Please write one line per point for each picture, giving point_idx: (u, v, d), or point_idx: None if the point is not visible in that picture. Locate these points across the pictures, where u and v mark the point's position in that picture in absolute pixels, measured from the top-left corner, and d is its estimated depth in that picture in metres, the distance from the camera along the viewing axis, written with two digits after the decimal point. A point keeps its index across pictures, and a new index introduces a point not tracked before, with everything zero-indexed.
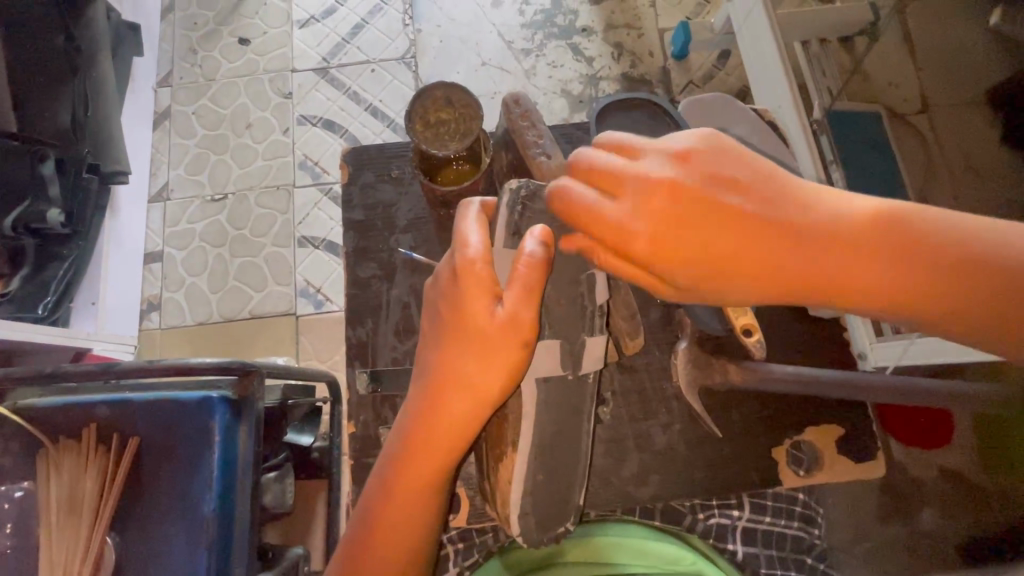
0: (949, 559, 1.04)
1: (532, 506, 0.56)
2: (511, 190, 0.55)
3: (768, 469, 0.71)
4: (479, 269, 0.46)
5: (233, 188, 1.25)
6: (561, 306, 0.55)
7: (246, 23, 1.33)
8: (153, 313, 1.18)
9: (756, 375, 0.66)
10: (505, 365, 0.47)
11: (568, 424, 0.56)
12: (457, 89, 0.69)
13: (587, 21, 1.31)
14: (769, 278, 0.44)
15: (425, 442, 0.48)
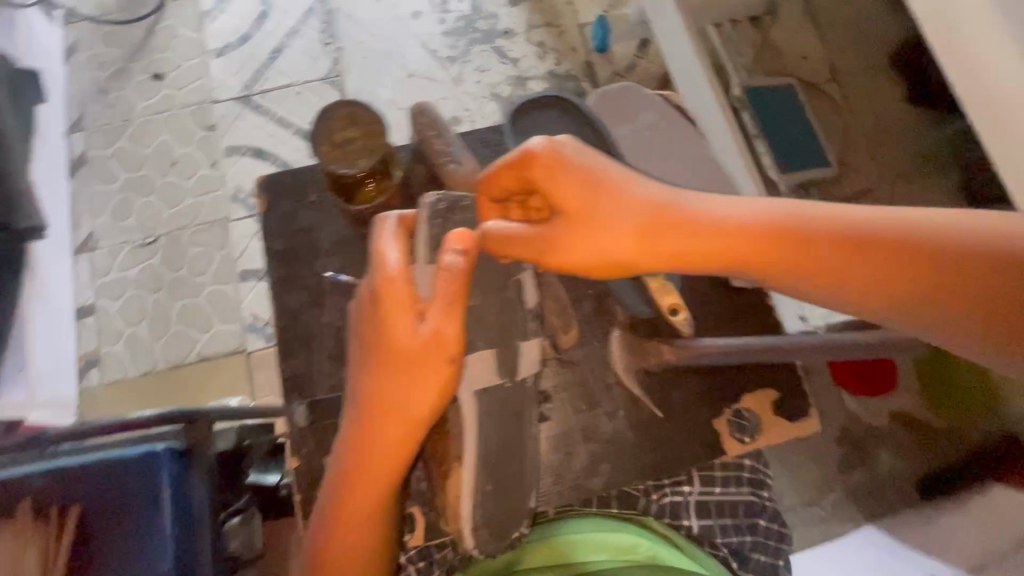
0: (909, 496, 1.09)
1: (483, 519, 0.55)
2: (427, 204, 0.56)
3: (709, 441, 0.63)
4: (398, 290, 0.47)
5: (164, 230, 1.20)
6: (491, 314, 0.57)
7: (159, 58, 1.28)
8: (91, 371, 1.12)
9: (689, 353, 0.61)
10: (435, 382, 0.48)
11: (513, 431, 0.56)
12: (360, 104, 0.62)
13: (508, 23, 1.32)
14: (660, 237, 0.52)
15: (366, 466, 0.49)
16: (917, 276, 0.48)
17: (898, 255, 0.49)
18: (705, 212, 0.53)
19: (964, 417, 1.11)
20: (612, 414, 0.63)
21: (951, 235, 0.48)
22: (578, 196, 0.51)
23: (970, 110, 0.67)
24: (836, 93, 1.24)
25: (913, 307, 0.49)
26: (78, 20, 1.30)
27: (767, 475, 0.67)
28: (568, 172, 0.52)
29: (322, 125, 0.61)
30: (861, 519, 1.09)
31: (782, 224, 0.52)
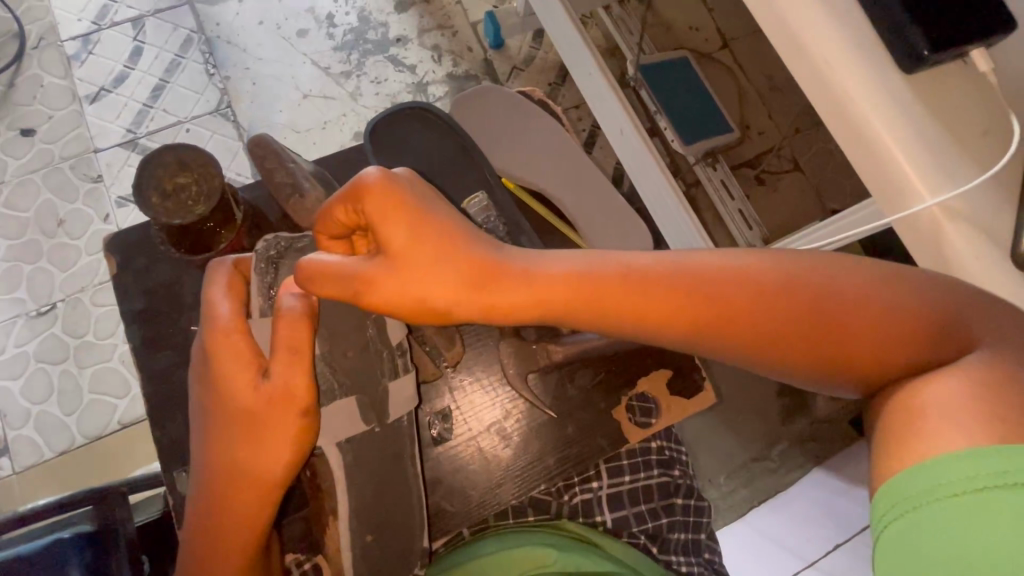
0: (847, 435, 1.15)
1: (367, 566, 0.54)
2: (260, 250, 0.55)
3: (614, 434, 0.62)
4: (238, 343, 0.48)
5: (61, 294, 1.11)
6: (349, 355, 0.54)
7: (26, 112, 1.19)
8: (1, 458, 1.03)
9: (577, 349, 0.60)
10: (285, 438, 0.47)
11: (390, 472, 0.54)
12: (192, 149, 0.61)
13: (399, 30, 1.29)
14: (479, 301, 0.45)
15: (223, 525, 0.48)
16: (750, 307, 0.43)
17: (731, 287, 0.44)
18: (536, 263, 0.46)
19: None
20: (501, 432, 0.61)
21: (780, 269, 0.44)
22: (400, 238, 0.44)
23: (768, 35, 0.44)
24: (729, 60, 1.28)
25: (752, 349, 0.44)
26: None
27: (677, 452, 0.67)
28: (399, 212, 0.44)
29: (155, 178, 0.60)
30: (808, 464, 1.13)
31: (614, 263, 0.46)
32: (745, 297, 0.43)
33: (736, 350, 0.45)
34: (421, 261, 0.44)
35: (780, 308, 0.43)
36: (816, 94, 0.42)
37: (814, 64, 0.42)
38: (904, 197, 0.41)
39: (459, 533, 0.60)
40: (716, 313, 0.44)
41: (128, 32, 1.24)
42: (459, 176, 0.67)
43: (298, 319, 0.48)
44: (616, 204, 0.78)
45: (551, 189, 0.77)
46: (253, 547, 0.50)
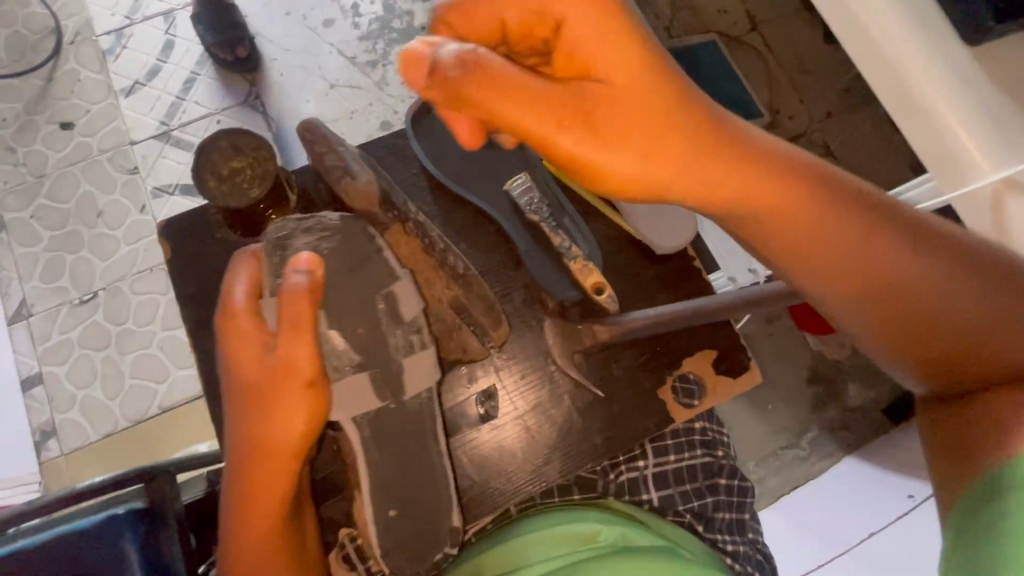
0: (881, 423, 1.14)
1: (394, 542, 0.54)
2: (268, 235, 0.54)
3: (659, 414, 0.62)
4: (246, 325, 0.51)
5: (102, 283, 1.14)
6: (359, 331, 0.54)
7: (64, 106, 1.22)
8: (50, 441, 1.07)
9: (620, 328, 0.60)
10: (297, 407, 0.49)
11: (413, 448, 0.55)
12: (242, 132, 0.59)
13: (424, 19, 1.29)
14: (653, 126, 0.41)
15: (254, 497, 0.51)
16: (848, 237, 0.44)
17: (831, 203, 0.44)
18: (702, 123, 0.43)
19: None
20: (545, 410, 0.61)
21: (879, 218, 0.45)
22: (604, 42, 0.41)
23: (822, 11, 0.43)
24: (758, 43, 1.25)
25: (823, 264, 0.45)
26: None
27: (718, 433, 0.67)
28: (614, 43, 0.40)
29: (212, 162, 0.58)
30: (840, 452, 1.12)
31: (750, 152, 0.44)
32: (848, 225, 0.44)
33: (827, 281, 0.45)
34: (592, 100, 0.40)
35: (866, 238, 0.44)
36: (873, 68, 0.42)
37: (869, 39, 0.41)
38: (964, 171, 0.40)
39: (506, 510, 0.61)
40: (808, 228, 0.44)
41: (161, 26, 1.26)
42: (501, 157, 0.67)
43: (295, 295, 0.49)
44: None
45: None
46: (280, 518, 0.52)
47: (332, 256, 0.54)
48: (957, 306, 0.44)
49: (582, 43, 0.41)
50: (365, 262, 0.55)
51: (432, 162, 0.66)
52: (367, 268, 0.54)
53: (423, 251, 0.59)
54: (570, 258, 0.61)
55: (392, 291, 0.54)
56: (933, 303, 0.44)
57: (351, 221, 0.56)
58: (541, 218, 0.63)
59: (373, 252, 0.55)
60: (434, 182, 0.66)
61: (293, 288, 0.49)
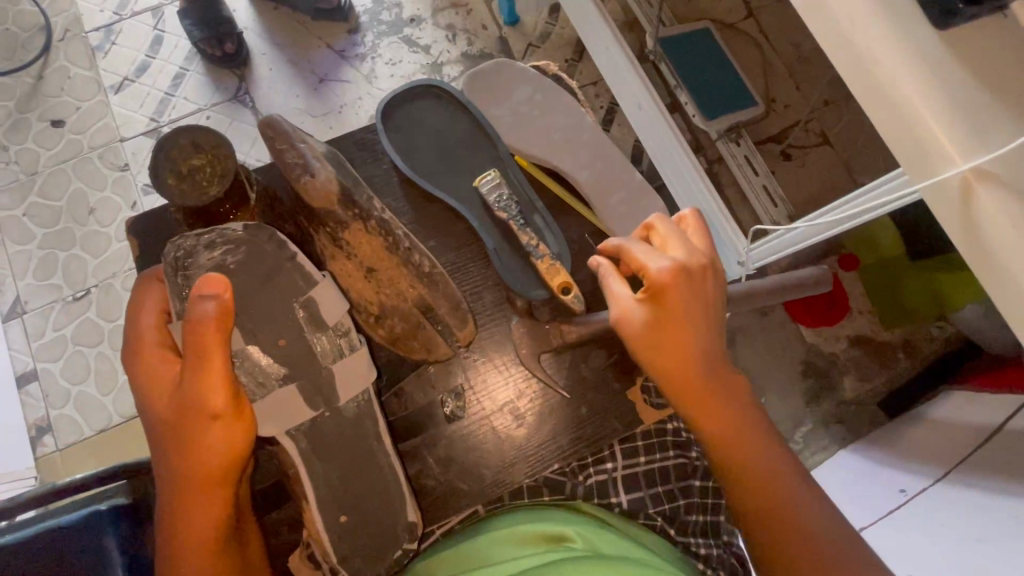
0: (875, 415, 1.13)
1: (349, 548, 0.56)
2: (167, 256, 0.53)
3: (626, 412, 0.63)
4: (157, 360, 0.52)
5: (95, 280, 1.15)
6: (283, 343, 0.56)
7: (55, 103, 1.22)
8: (46, 436, 1.08)
9: (589, 328, 0.59)
10: (217, 437, 0.50)
11: (360, 453, 0.57)
12: (202, 129, 0.58)
13: (413, 10, 1.27)
14: (654, 351, 0.52)
15: (185, 534, 0.50)
16: (772, 476, 0.52)
17: (785, 471, 0.52)
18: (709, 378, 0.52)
19: (915, 331, 1.15)
20: (514, 410, 0.62)
21: (823, 516, 0.50)
22: (677, 302, 0.51)
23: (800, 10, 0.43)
24: (754, 30, 1.22)
25: (752, 496, 0.51)
26: None
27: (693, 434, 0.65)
28: (680, 312, 0.51)
29: (170, 160, 0.58)
30: (834, 445, 1.12)
31: (753, 419, 0.53)
32: (774, 448, 0.53)
33: (743, 504, 0.52)
34: (651, 327, 0.52)
35: (796, 504, 0.51)
36: (845, 61, 0.41)
37: (840, 31, 0.40)
38: (934, 163, 0.38)
39: (474, 511, 0.61)
40: (756, 457, 0.52)
41: (149, 21, 1.26)
42: (471, 157, 0.66)
43: (196, 329, 0.47)
44: (634, 181, 0.70)
45: (568, 168, 0.68)
46: (219, 550, 0.51)
47: (242, 271, 0.54)
48: (847, 547, 0.48)
49: (666, 295, 0.51)
50: (278, 272, 0.55)
51: (401, 160, 0.64)
52: (280, 278, 0.55)
53: (387, 251, 0.59)
54: (537, 257, 0.59)
55: (312, 297, 0.56)
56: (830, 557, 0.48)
57: (257, 229, 0.55)
58: (510, 216, 0.60)
59: (286, 260, 0.56)
60: (406, 178, 0.65)
61: (193, 325, 0.47)
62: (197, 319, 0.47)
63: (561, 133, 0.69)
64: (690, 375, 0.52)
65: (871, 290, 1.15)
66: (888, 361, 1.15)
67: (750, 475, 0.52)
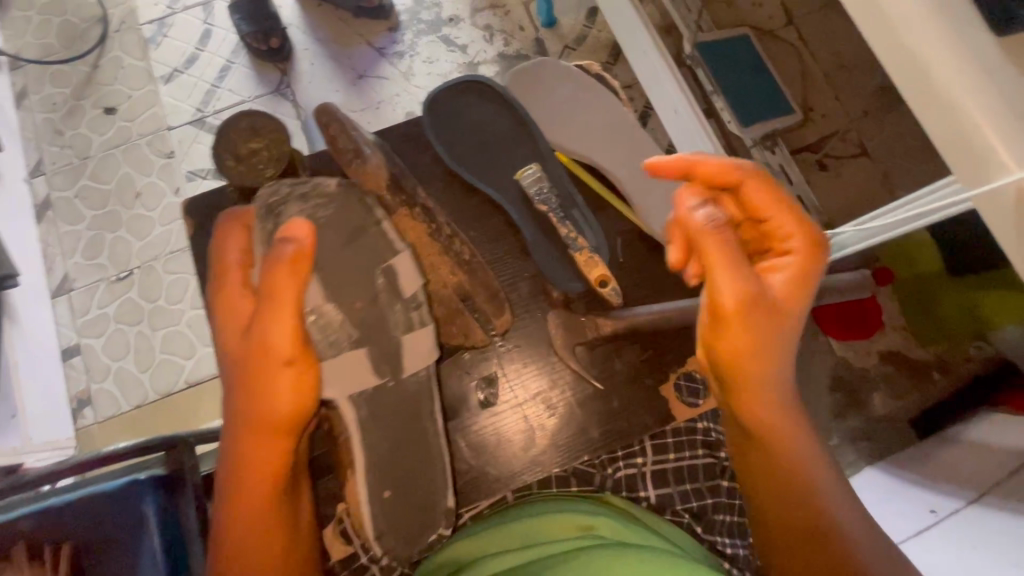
0: (905, 434, 1.11)
1: (387, 524, 0.55)
2: (262, 199, 0.57)
3: (660, 408, 0.62)
4: (237, 299, 0.54)
5: (138, 262, 1.20)
6: (359, 305, 0.56)
7: (108, 92, 1.28)
8: (86, 409, 1.13)
9: (624, 321, 0.61)
10: (279, 384, 0.51)
11: (411, 429, 0.56)
12: (263, 114, 0.61)
13: (452, 10, 1.30)
14: (751, 332, 0.51)
15: (247, 475, 0.52)
16: (821, 474, 0.54)
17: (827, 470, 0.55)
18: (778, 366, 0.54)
19: (951, 350, 1.13)
20: (547, 401, 0.62)
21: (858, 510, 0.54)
22: (768, 286, 0.53)
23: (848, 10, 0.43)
24: (793, 38, 1.21)
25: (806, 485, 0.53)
26: (22, 65, 1.30)
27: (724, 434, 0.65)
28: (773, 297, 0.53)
29: (229, 143, 0.61)
30: (860, 461, 1.10)
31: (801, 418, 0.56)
32: (815, 447, 0.54)
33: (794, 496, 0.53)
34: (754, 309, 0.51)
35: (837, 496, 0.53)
36: (894, 62, 0.41)
37: (891, 33, 0.40)
38: (988, 169, 0.38)
39: (503, 498, 0.61)
40: (808, 450, 0.54)
41: (199, 16, 1.31)
42: (512, 150, 0.67)
43: (274, 270, 0.50)
44: (673, 179, 0.69)
45: (609, 165, 0.69)
46: (274, 496, 0.53)
47: (329, 227, 0.56)
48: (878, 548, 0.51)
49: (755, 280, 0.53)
50: (360, 234, 0.57)
51: (445, 151, 0.65)
52: (364, 237, 0.57)
53: (429, 236, 0.61)
54: (575, 250, 0.62)
55: (392, 265, 0.57)
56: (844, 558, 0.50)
57: (348, 191, 0.58)
58: (550, 210, 0.63)
59: (371, 223, 0.57)
60: (447, 170, 0.66)
61: (274, 265, 0.50)
62: (276, 261, 0.50)
63: (603, 131, 0.70)
64: (770, 360, 0.53)
65: (907, 305, 1.12)
66: (920, 378, 1.13)
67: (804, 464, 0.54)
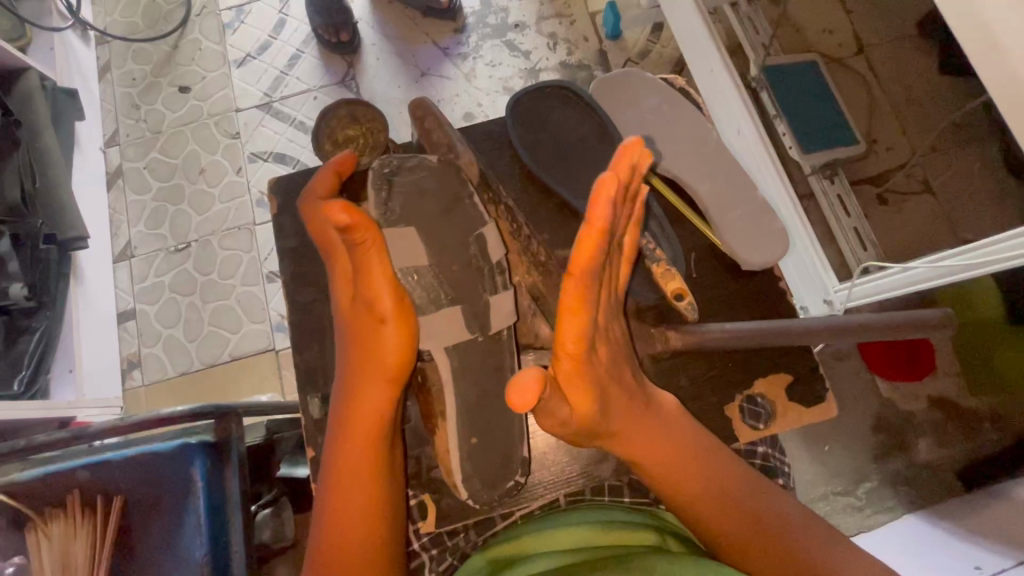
0: (950, 485, 1.06)
1: (473, 469, 0.54)
2: (375, 168, 0.54)
3: (722, 431, 0.61)
4: (342, 266, 0.54)
5: (196, 235, 1.24)
6: (455, 269, 0.54)
7: (184, 72, 1.34)
8: (134, 371, 1.18)
9: (696, 339, 0.59)
10: (388, 338, 0.49)
11: (495, 384, 0.55)
12: (361, 105, 0.63)
13: (518, 16, 1.32)
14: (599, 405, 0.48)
15: (351, 424, 0.50)
16: (742, 504, 0.49)
17: (749, 494, 0.50)
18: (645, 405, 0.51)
19: (1007, 402, 1.08)
20: None
21: (803, 525, 0.49)
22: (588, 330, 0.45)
23: (971, 56, 0.46)
24: (863, 67, 1.19)
25: (734, 546, 0.48)
26: (108, 40, 1.37)
27: (782, 463, 0.64)
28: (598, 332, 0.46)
29: (328, 128, 0.63)
30: (898, 508, 1.06)
31: (689, 445, 0.51)
32: (708, 469, 0.50)
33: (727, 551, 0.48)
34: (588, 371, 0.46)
35: (772, 530, 0.48)
36: (998, 87, 0.44)
37: (1007, 73, 0.43)
38: None
39: (554, 502, 0.60)
40: (715, 491, 0.49)
41: (275, 6, 1.36)
42: (595, 155, 0.67)
43: (358, 244, 0.47)
44: (755, 199, 0.68)
45: (689, 178, 0.68)
46: (377, 446, 0.50)
47: (432, 196, 0.54)
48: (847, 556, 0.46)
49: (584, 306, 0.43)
50: (458, 205, 0.55)
51: (527, 152, 0.66)
52: (460, 212, 0.54)
53: (511, 235, 0.60)
54: (653, 260, 0.58)
55: (482, 233, 0.55)
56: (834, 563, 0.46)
57: (447, 164, 0.56)
58: None
59: (467, 196, 0.55)
60: (525, 171, 0.67)
61: (353, 240, 0.47)
62: (351, 237, 0.47)
63: (682, 145, 0.69)
64: (622, 419, 0.49)
65: (963, 351, 1.08)
66: (971, 429, 1.08)
67: (713, 506, 0.49)
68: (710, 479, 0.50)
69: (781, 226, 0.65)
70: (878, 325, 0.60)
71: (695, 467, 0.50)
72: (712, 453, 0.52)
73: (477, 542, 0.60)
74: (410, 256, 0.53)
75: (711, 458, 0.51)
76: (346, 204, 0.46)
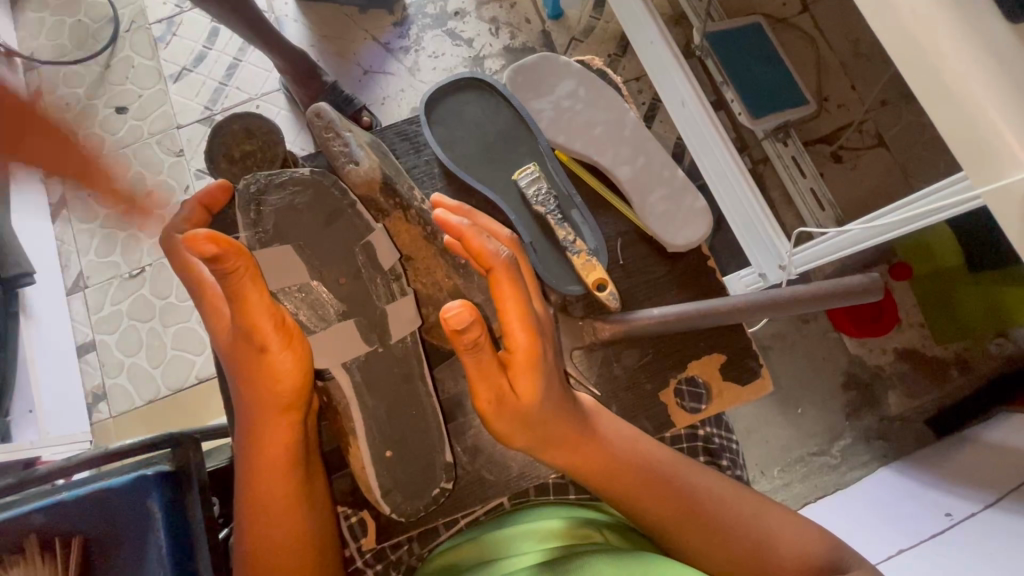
0: (922, 434, 1.08)
1: (393, 482, 0.57)
2: (241, 190, 0.57)
3: (659, 415, 0.62)
4: (219, 305, 0.55)
5: (149, 259, 1.21)
6: (344, 283, 0.60)
7: (119, 91, 1.29)
8: (100, 404, 1.15)
9: (624, 326, 0.59)
10: (280, 364, 0.51)
11: (404, 393, 0.59)
12: (258, 116, 0.61)
13: (457, 3, 1.28)
14: (540, 400, 0.49)
15: (261, 457, 0.51)
16: (679, 481, 0.51)
17: (685, 468, 0.52)
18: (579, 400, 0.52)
19: (971, 348, 1.10)
20: None
21: (733, 491, 0.51)
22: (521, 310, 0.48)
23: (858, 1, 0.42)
24: (809, 26, 1.15)
25: (677, 523, 0.49)
26: (36, 66, 1.31)
27: (725, 441, 0.65)
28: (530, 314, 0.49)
29: (231, 144, 0.61)
30: (874, 462, 1.07)
31: (624, 433, 0.53)
32: (644, 453, 0.52)
33: (672, 532, 0.49)
34: (525, 354, 0.48)
35: (706, 501, 0.50)
36: (887, 37, 0.40)
37: (895, 21, 0.39)
38: (984, 159, 0.38)
39: (500, 504, 0.62)
40: (655, 473, 0.51)
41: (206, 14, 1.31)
42: (514, 147, 0.66)
43: (230, 274, 0.47)
44: (676, 178, 0.68)
45: (610, 163, 0.68)
46: (293, 472, 0.52)
47: (308, 211, 0.59)
48: (775, 517, 0.49)
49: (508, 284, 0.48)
50: (340, 215, 0.59)
51: (443, 151, 0.65)
52: (339, 221, 0.59)
53: (424, 238, 0.62)
54: (573, 252, 0.60)
55: (369, 242, 0.59)
56: (764, 528, 0.48)
57: (320, 175, 0.59)
58: (548, 210, 0.62)
59: (347, 206, 0.59)
60: (445, 169, 0.66)
61: (223, 269, 0.47)
62: (221, 266, 0.46)
63: (602, 129, 0.69)
64: (562, 413, 0.50)
65: (924, 302, 1.09)
66: (939, 377, 1.10)
67: (654, 489, 0.50)
68: (648, 465, 0.51)
69: (702, 204, 0.66)
70: (810, 297, 0.59)
71: (633, 453, 0.52)
72: (647, 440, 0.54)
73: (421, 553, 0.62)
74: (292, 275, 0.58)
75: (646, 443, 0.53)
76: (212, 234, 0.45)
